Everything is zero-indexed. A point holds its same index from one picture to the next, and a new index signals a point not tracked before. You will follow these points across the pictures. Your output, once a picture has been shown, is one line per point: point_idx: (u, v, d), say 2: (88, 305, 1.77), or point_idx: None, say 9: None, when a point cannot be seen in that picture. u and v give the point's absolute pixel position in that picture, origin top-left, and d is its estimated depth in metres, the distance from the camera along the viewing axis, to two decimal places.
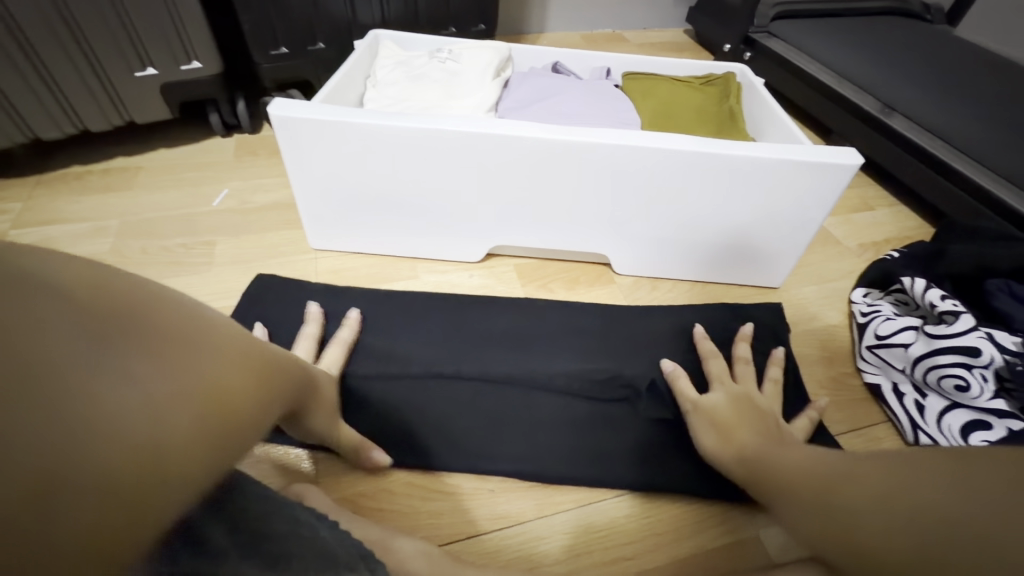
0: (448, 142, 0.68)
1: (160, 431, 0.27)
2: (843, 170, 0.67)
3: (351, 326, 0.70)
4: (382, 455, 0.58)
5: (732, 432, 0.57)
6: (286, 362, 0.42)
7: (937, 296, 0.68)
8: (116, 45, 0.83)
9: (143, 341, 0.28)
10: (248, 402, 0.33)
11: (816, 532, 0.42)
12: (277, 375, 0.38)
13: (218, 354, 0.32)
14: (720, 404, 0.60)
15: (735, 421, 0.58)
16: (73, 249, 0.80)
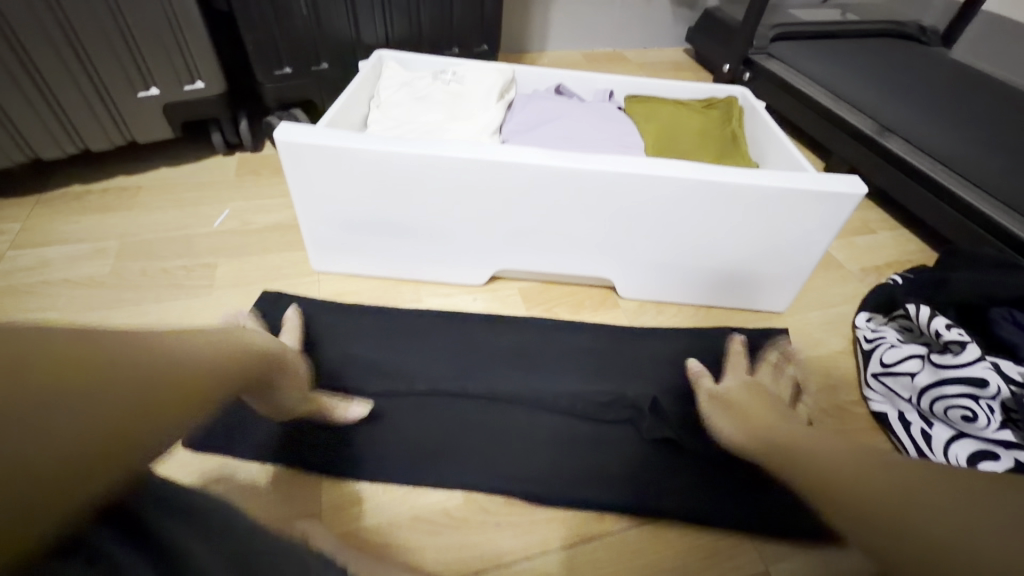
0: (453, 168, 0.68)
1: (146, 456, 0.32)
2: (849, 198, 0.68)
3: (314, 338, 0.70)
4: (358, 409, 0.63)
5: (751, 410, 0.60)
6: (226, 353, 0.42)
7: (943, 324, 0.68)
8: (119, 64, 0.83)
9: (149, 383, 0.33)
10: (144, 422, 0.32)
11: (868, 525, 0.39)
12: (205, 382, 0.38)
13: (112, 376, 0.32)
14: (741, 394, 0.63)
15: (754, 413, 0.60)
16: (72, 272, 0.79)
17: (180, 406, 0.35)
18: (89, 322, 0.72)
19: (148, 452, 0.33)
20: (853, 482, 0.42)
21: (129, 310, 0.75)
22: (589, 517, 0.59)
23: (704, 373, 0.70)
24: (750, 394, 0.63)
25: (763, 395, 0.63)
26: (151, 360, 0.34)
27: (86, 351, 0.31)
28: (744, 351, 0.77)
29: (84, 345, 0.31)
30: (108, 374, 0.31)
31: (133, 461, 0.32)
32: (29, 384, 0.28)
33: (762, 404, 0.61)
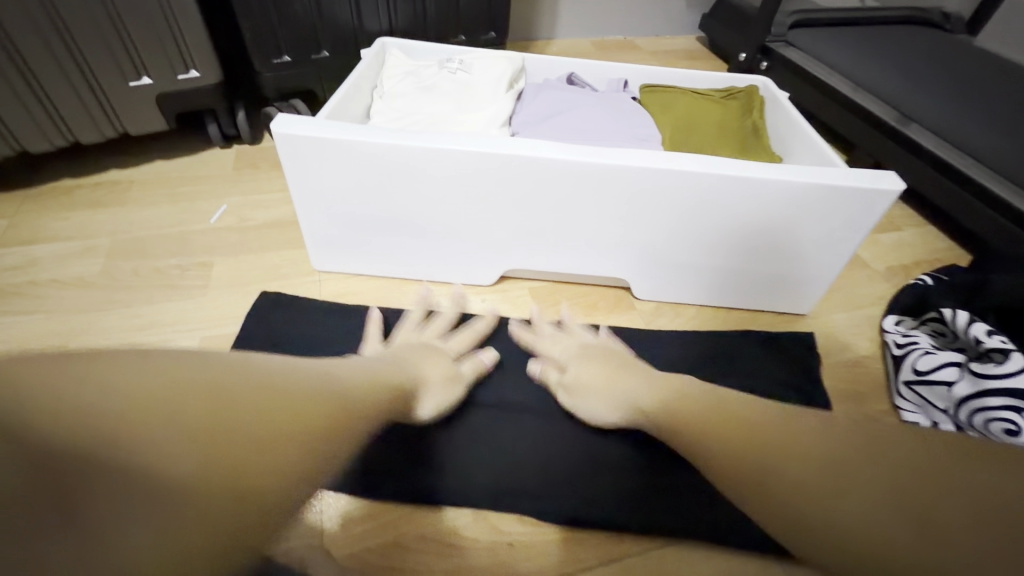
0: (462, 162, 0.64)
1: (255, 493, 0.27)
2: (884, 197, 0.63)
3: (490, 319, 0.73)
4: (488, 354, 0.68)
5: (600, 381, 0.58)
6: (369, 399, 0.41)
7: (983, 331, 0.64)
8: (109, 52, 0.79)
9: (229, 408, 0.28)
10: (291, 463, 0.30)
11: (779, 503, 0.33)
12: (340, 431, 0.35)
13: (275, 406, 0.31)
14: (590, 372, 0.60)
15: (611, 382, 0.57)
16: (61, 271, 0.75)
17: (276, 430, 0.30)
18: (79, 324, 0.69)
19: (283, 499, 0.29)
20: (765, 451, 0.35)
21: (120, 312, 0.71)
22: (608, 537, 0.55)
23: (545, 366, 0.67)
24: (592, 366, 0.60)
25: (607, 361, 0.60)
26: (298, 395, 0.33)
27: (228, 383, 0.29)
28: (767, 356, 0.74)
29: (149, 380, 0.27)
30: (277, 413, 0.30)
31: (269, 513, 0.28)
32: (104, 442, 0.24)
33: (615, 372, 0.58)
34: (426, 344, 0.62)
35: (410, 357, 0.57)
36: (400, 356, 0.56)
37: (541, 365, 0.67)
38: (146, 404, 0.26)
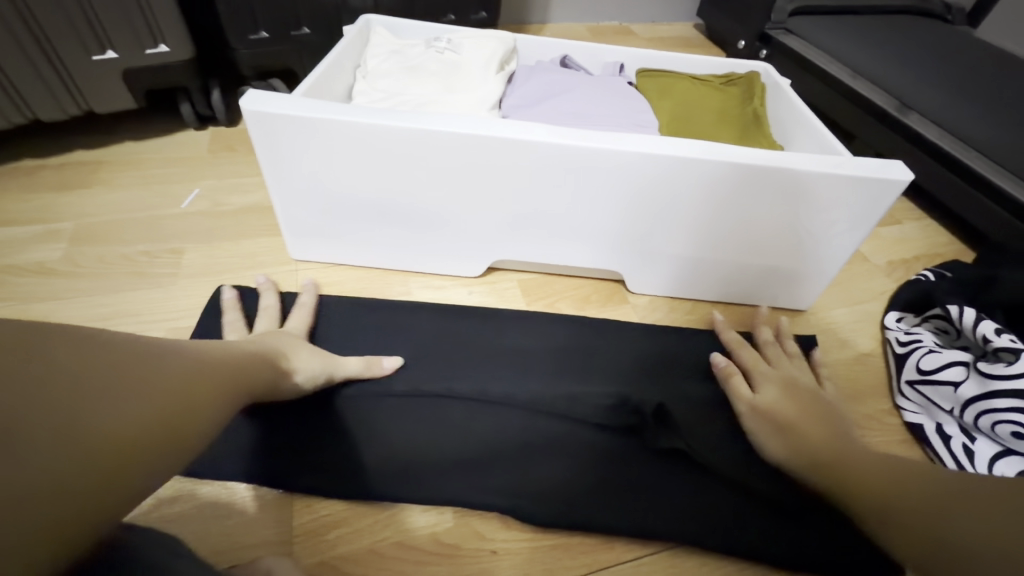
0: (447, 145, 0.60)
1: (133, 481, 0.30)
2: (890, 187, 0.60)
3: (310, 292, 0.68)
4: (390, 360, 0.61)
5: (799, 423, 0.55)
6: (244, 378, 0.43)
7: (992, 329, 0.61)
8: (69, 23, 0.73)
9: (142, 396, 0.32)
10: (152, 447, 0.31)
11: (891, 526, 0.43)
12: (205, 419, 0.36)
13: (130, 388, 0.31)
14: (782, 401, 0.58)
15: (805, 419, 0.55)
16: (19, 257, 0.70)
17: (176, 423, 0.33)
18: (35, 315, 0.64)
19: (140, 479, 0.30)
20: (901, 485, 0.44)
21: (81, 301, 0.66)
22: (598, 543, 0.52)
23: (731, 368, 0.63)
24: (788, 397, 0.58)
25: (807, 401, 0.58)
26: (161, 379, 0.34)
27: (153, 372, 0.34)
28: None
29: (87, 355, 0.31)
30: (149, 386, 0.33)
31: (127, 477, 0.30)
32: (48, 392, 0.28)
33: (810, 416, 0.55)
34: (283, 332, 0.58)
35: (274, 340, 0.53)
36: (264, 340, 0.53)
37: (727, 364, 0.64)
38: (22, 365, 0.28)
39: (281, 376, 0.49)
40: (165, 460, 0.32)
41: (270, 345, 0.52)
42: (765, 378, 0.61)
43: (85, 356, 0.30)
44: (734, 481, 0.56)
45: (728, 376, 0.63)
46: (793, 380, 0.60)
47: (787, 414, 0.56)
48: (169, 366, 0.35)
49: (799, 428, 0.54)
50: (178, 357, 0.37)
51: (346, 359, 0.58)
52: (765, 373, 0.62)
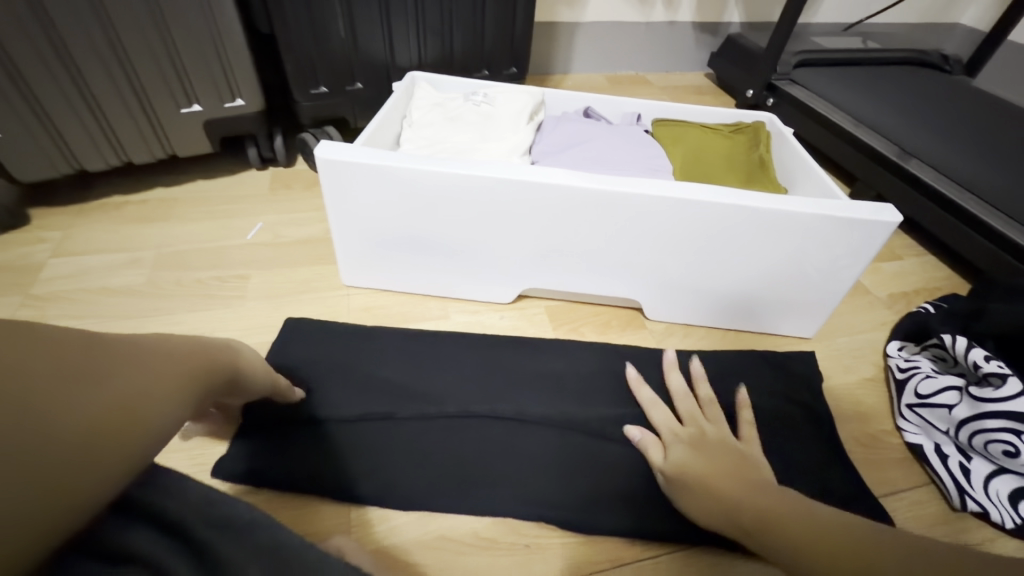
0: (486, 188, 0.69)
1: (106, 470, 0.30)
2: (883, 228, 0.67)
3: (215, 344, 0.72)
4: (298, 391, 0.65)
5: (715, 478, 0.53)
6: (199, 358, 0.40)
7: (981, 356, 0.66)
8: (164, 82, 0.86)
9: (96, 388, 0.31)
10: (113, 440, 0.30)
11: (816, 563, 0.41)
12: (159, 404, 0.34)
13: (80, 386, 0.31)
14: (690, 460, 0.56)
15: (714, 470, 0.54)
16: (110, 280, 0.80)
17: (136, 408, 0.32)
18: (124, 330, 0.74)
19: (115, 469, 0.30)
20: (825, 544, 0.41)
21: (162, 319, 0.76)
22: (620, 542, 0.58)
23: (648, 436, 0.62)
24: (698, 455, 0.57)
25: (716, 454, 0.56)
26: (116, 372, 0.33)
27: (108, 364, 0.33)
28: (768, 374, 0.77)
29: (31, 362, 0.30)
30: (100, 381, 0.31)
31: (92, 472, 0.29)
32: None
33: (723, 473, 0.53)
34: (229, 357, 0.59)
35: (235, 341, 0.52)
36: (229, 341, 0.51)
37: (644, 435, 0.63)
38: None
39: (251, 368, 0.50)
40: (128, 455, 0.31)
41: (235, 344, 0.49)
42: (676, 438, 0.61)
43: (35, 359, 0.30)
44: None
45: (644, 449, 0.62)
46: (701, 438, 0.59)
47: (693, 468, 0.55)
48: (122, 356, 0.34)
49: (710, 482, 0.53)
50: (135, 343, 0.36)
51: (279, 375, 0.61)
52: (676, 433, 0.62)
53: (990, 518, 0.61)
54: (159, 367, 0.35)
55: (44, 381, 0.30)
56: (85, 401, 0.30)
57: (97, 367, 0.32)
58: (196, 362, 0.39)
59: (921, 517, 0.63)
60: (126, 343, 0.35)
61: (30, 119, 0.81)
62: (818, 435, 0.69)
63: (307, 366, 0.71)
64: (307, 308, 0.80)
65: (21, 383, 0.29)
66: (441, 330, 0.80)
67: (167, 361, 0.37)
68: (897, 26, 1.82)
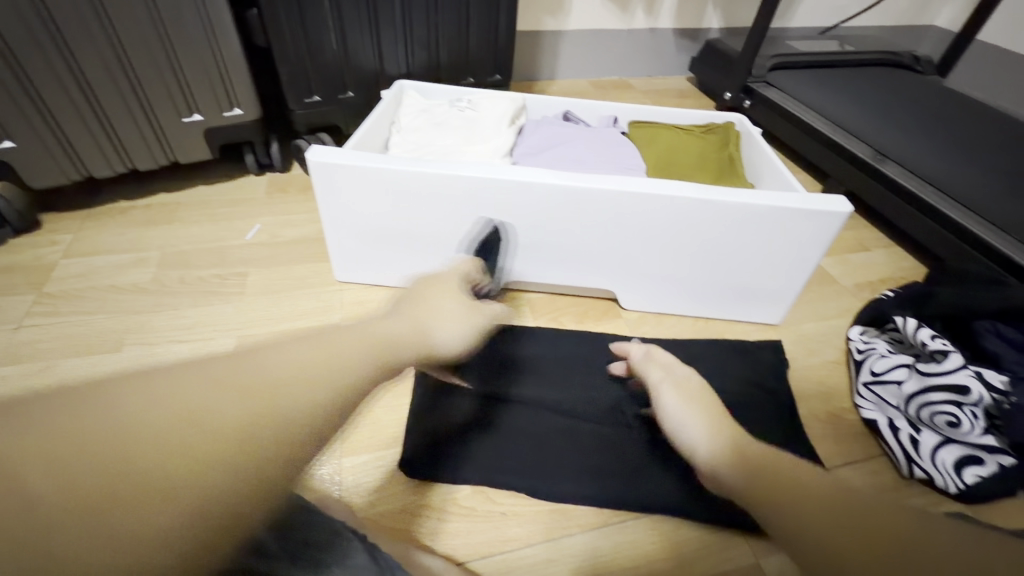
0: (466, 185, 0.74)
1: (228, 497, 0.28)
2: (836, 218, 0.72)
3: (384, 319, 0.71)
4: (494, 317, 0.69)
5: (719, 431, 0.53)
6: (346, 355, 0.39)
7: (928, 335, 0.71)
8: (167, 93, 0.92)
9: (212, 411, 0.29)
10: (226, 461, 0.28)
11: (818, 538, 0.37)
12: (288, 417, 0.32)
13: (199, 412, 0.29)
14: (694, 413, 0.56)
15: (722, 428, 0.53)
16: (117, 279, 0.86)
17: (254, 426, 0.30)
18: (132, 324, 0.79)
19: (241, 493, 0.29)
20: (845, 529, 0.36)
21: (168, 314, 0.81)
22: (590, 509, 0.63)
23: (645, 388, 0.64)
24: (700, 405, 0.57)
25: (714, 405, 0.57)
26: (238, 388, 0.31)
27: (236, 382, 0.31)
28: (735, 358, 0.82)
29: (146, 393, 0.29)
30: (226, 400, 0.30)
31: (216, 501, 0.28)
32: (121, 433, 0.27)
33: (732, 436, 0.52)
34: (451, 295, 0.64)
35: (422, 295, 0.60)
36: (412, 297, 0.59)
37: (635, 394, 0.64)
38: (85, 415, 0.27)
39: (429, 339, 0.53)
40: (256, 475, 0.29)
41: (421, 302, 0.57)
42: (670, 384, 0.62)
43: (155, 389, 0.29)
44: None
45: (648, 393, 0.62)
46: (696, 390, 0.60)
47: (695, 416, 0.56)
48: (257, 368, 0.33)
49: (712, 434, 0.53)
50: (270, 350, 0.35)
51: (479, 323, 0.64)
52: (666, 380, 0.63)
53: (937, 484, 0.65)
54: (295, 373, 0.34)
55: (167, 407, 0.29)
56: (199, 426, 0.29)
57: (230, 385, 0.31)
58: (342, 359, 0.38)
59: (873, 485, 0.67)
60: (258, 352, 0.34)
61: (40, 124, 0.86)
62: (779, 413, 0.74)
63: None
64: (301, 302, 0.85)
65: (139, 414, 0.28)
66: None
67: (307, 366, 0.35)
68: (873, 29, 1.88)
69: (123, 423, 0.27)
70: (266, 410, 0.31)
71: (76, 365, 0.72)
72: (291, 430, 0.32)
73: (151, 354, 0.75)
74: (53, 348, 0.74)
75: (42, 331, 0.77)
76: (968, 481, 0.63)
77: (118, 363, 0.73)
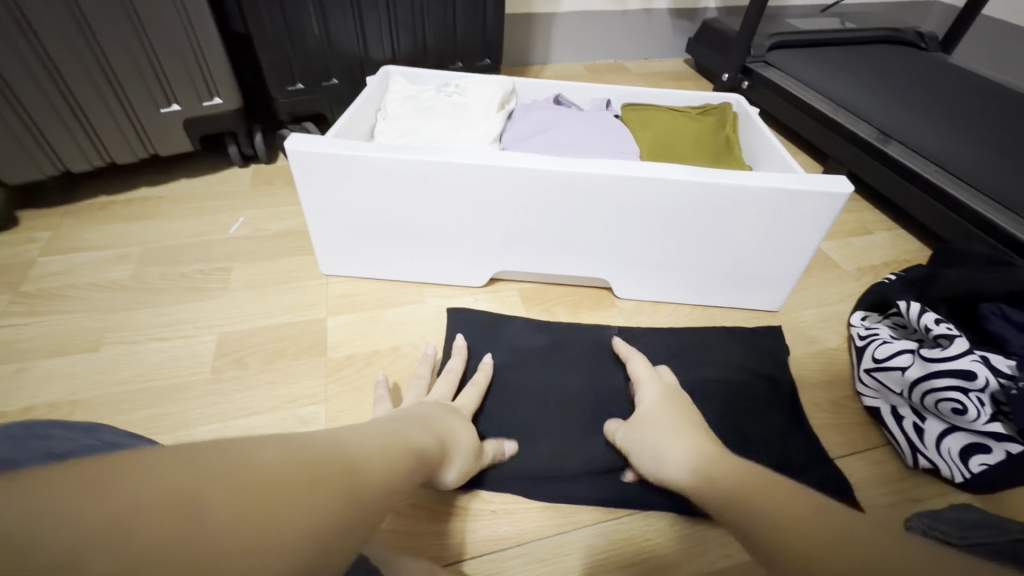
0: (450, 173, 0.71)
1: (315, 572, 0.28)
2: (836, 198, 0.69)
3: (485, 370, 0.71)
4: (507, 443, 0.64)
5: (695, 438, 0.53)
6: (405, 442, 0.43)
7: (932, 319, 0.68)
8: (143, 83, 0.89)
9: (324, 477, 0.30)
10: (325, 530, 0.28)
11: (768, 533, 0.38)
12: (371, 497, 0.33)
13: (314, 479, 0.30)
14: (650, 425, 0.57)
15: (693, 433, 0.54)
16: (97, 276, 0.84)
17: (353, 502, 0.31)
18: (111, 322, 0.77)
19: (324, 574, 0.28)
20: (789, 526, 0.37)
21: (148, 311, 0.79)
22: (583, 506, 0.61)
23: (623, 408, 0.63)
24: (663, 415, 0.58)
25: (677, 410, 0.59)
26: (337, 461, 0.32)
27: (336, 456, 0.33)
28: (734, 345, 0.80)
29: (266, 451, 0.29)
30: (336, 472, 0.31)
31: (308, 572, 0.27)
32: (252, 489, 0.26)
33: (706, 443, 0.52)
34: (444, 406, 0.61)
35: (432, 411, 0.57)
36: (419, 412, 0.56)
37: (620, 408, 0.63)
38: (219, 466, 0.26)
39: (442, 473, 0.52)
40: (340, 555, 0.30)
41: (436, 419, 0.55)
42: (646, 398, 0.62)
43: (275, 450, 0.29)
44: None
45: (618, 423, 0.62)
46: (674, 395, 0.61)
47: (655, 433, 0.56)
48: (350, 449, 0.35)
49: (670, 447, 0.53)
50: (349, 433, 0.38)
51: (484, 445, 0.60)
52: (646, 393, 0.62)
53: (942, 473, 0.64)
54: (373, 457, 0.36)
55: (286, 467, 0.29)
56: (314, 492, 0.29)
57: (331, 456, 0.32)
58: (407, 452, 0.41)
59: (875, 475, 0.65)
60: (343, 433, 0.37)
61: (12, 118, 0.83)
62: (779, 401, 0.72)
63: (287, 352, 0.74)
64: (286, 296, 0.83)
65: (271, 472, 0.28)
66: (417, 314, 0.83)
67: (383, 453, 0.38)
68: (875, 6, 1.83)
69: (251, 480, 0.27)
70: (362, 488, 0.33)
71: (53, 365, 0.70)
72: (368, 510, 0.32)
73: (130, 353, 0.73)
74: (30, 348, 0.72)
75: (20, 331, 0.75)
76: (973, 470, 0.62)
77: (96, 363, 0.71)
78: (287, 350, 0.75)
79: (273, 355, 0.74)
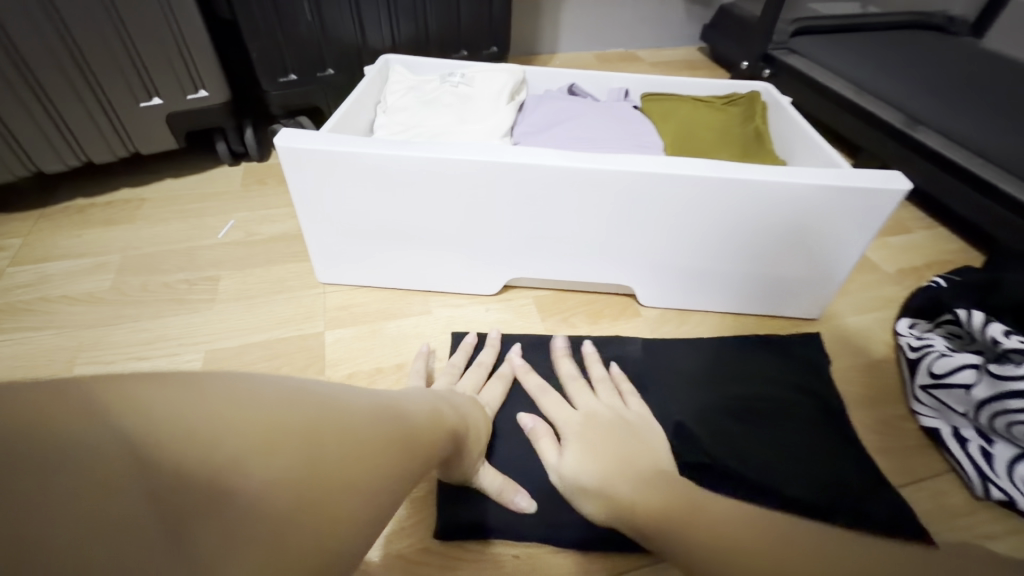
0: (459, 171, 0.64)
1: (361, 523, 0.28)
2: (889, 196, 0.62)
3: (514, 361, 0.69)
4: (522, 500, 0.54)
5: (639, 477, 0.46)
6: (442, 416, 0.44)
7: (1001, 332, 0.62)
8: (121, 76, 0.81)
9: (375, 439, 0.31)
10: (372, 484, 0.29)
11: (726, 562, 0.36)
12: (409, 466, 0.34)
13: (367, 438, 0.30)
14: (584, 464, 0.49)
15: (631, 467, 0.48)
16: (72, 287, 0.76)
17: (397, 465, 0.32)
18: (86, 339, 0.70)
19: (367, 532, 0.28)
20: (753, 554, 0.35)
21: (128, 327, 0.72)
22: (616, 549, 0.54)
23: (540, 426, 0.58)
24: (593, 452, 0.50)
25: (605, 437, 0.52)
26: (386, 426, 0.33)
27: (384, 419, 0.34)
28: (772, 359, 0.73)
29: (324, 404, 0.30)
30: (385, 433, 0.32)
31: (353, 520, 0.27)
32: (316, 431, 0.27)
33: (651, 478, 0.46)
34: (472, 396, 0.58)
35: (454, 394, 0.54)
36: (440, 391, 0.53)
37: (535, 423, 0.59)
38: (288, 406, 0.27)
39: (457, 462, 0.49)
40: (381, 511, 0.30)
41: (457, 401, 0.53)
42: (567, 432, 0.55)
43: (333, 406, 0.30)
44: (762, 489, 0.58)
45: (534, 437, 0.57)
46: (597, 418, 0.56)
47: (583, 470, 0.49)
48: (394, 416, 0.36)
49: (601, 481, 0.47)
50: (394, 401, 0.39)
51: (488, 470, 0.55)
52: (568, 422, 0.57)
53: (1016, 505, 0.57)
54: (413, 427, 0.37)
55: (343, 423, 0.29)
56: (365, 443, 0.30)
57: (378, 418, 0.33)
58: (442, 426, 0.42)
59: (940, 509, 0.58)
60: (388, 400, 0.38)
61: None
62: (827, 422, 0.65)
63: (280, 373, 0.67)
64: (279, 308, 0.76)
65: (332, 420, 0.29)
66: (423, 327, 0.76)
67: (423, 426, 0.39)
68: None
69: (315, 422, 0.28)
70: (405, 452, 0.33)
71: None
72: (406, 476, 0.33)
73: (106, 374, 0.66)
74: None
75: None
76: None
77: None
78: (281, 370, 0.68)
79: (264, 375, 0.67)
